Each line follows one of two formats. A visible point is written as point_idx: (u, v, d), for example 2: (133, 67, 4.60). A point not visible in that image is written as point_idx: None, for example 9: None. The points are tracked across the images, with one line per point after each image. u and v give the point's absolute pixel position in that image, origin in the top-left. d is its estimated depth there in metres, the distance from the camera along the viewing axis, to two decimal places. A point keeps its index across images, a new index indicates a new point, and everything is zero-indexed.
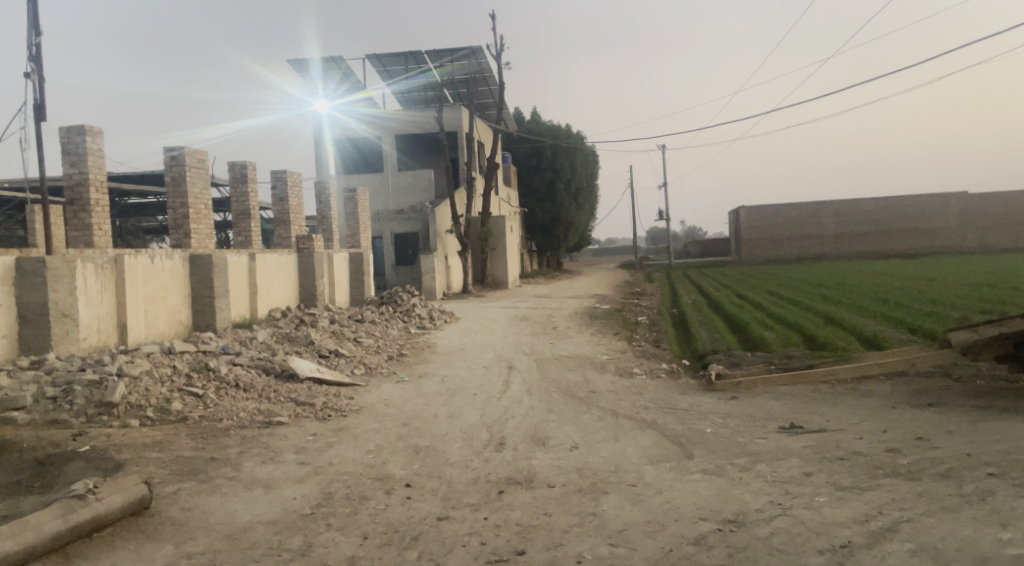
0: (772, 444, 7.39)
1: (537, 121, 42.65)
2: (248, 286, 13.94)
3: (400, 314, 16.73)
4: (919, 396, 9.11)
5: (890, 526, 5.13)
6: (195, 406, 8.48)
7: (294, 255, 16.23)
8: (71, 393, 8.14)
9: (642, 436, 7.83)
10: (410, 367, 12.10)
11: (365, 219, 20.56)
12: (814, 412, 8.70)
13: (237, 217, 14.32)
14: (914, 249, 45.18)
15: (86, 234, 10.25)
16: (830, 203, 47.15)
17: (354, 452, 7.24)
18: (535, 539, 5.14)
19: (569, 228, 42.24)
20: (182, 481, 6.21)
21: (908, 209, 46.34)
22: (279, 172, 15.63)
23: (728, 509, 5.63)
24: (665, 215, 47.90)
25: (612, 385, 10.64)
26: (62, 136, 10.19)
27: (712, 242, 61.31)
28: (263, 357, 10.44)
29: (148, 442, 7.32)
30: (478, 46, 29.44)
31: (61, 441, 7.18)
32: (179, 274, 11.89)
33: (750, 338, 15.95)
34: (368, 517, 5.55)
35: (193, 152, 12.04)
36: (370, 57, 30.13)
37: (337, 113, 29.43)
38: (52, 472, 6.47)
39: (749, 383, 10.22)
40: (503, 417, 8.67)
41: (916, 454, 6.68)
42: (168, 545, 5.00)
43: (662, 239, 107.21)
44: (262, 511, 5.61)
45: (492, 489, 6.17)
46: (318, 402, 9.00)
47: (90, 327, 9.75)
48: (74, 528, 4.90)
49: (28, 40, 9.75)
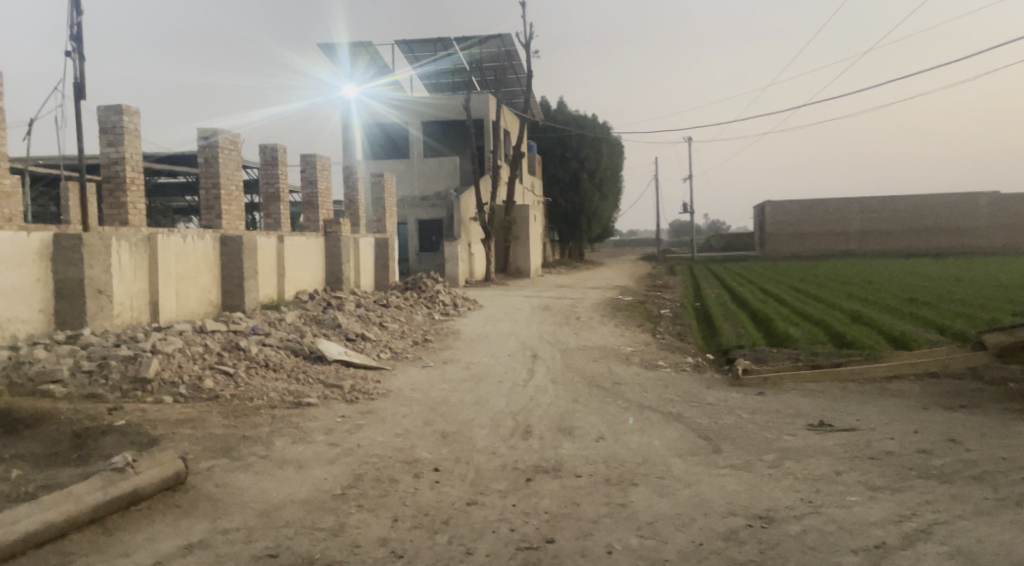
0: (801, 441, 7.37)
1: (563, 110, 42.50)
2: (276, 269, 14.07)
3: (424, 300, 16.77)
4: (949, 397, 9.04)
5: (924, 528, 5.11)
6: (226, 384, 8.61)
7: (321, 239, 16.32)
8: (106, 368, 8.29)
9: (668, 429, 7.83)
10: (435, 353, 12.15)
11: (391, 204, 20.60)
12: (842, 410, 8.66)
13: (266, 199, 14.44)
14: (943, 248, 44.54)
15: (121, 213, 10.41)
16: (858, 199, 46.62)
17: (382, 435, 7.32)
18: (564, 527, 5.17)
19: (592, 218, 42.17)
20: (216, 458, 6.32)
21: (938, 207, 45.70)
22: (308, 155, 15.71)
23: (758, 504, 5.63)
24: (689, 208, 47.65)
25: (636, 377, 10.65)
26: (101, 115, 10.32)
27: (736, 236, 60.89)
28: (291, 338, 10.54)
29: (182, 418, 7.44)
30: (508, 34, 29.32)
31: (97, 415, 7.33)
32: (210, 254, 12.03)
33: (774, 334, 15.85)
34: (397, 500, 5.60)
35: (225, 134, 12.16)
36: (399, 43, 30.18)
37: (364, 97, 29.45)
38: (89, 445, 6.61)
39: (776, 380, 10.20)
40: (529, 405, 8.73)
41: (949, 457, 6.62)
42: (204, 520, 5.09)
43: (685, 233, 106.44)
44: (294, 491, 5.69)
45: (520, 477, 6.21)
46: (346, 384, 9.09)
47: (123, 304, 9.92)
48: (113, 500, 4.99)
49: (70, 19, 9.88)
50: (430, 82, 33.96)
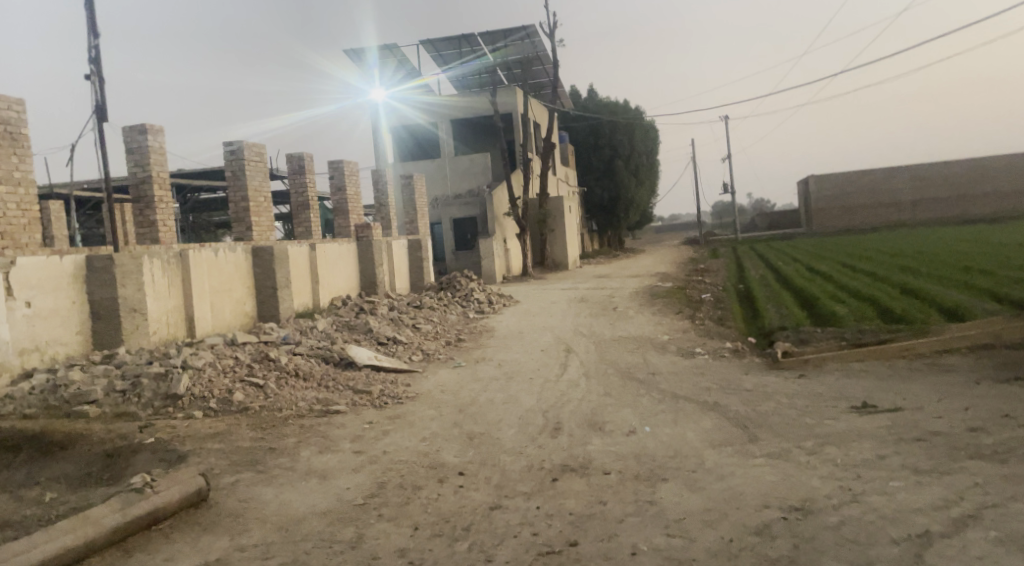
0: (843, 425, 7.05)
1: (594, 99, 41.98)
2: (310, 277, 14.14)
3: (458, 299, 16.69)
4: (1005, 370, 8.60)
5: (972, 513, 4.79)
6: (256, 396, 8.62)
7: (353, 244, 16.35)
8: (139, 386, 8.36)
9: (702, 419, 7.57)
10: (467, 353, 12.03)
11: (422, 206, 20.51)
12: (888, 390, 8.29)
13: (297, 208, 14.49)
14: (1000, 211, 42.79)
15: (152, 231, 10.52)
16: (906, 167, 45.13)
17: (409, 439, 7.23)
18: (589, 529, 4.99)
19: (629, 205, 41.66)
20: (241, 472, 6.29)
21: (993, 169, 43.91)
22: (335, 162, 15.73)
23: (794, 495, 5.37)
24: (729, 189, 46.76)
25: (672, 365, 10.39)
26: (126, 135, 10.42)
27: (781, 215, 59.58)
28: (323, 346, 10.52)
29: (211, 433, 7.46)
30: (532, 26, 29.11)
31: (128, 434, 7.38)
32: (242, 266, 12.09)
33: (820, 313, 15.40)
34: (419, 507, 5.49)
35: (250, 146, 12.21)
36: (424, 42, 30.17)
37: (392, 100, 29.39)
38: (120, 464, 6.65)
39: (817, 360, 9.90)
40: (560, 401, 8.55)
41: (1001, 434, 6.25)
42: (223, 537, 5.06)
43: (727, 215, 104.68)
44: (315, 503, 5.62)
45: (546, 477, 6.04)
46: (375, 390, 9.02)
47: (159, 321, 10.00)
48: (133, 521, 4.99)
49: (88, 44, 10.02)
50: (458, 81, 33.89)
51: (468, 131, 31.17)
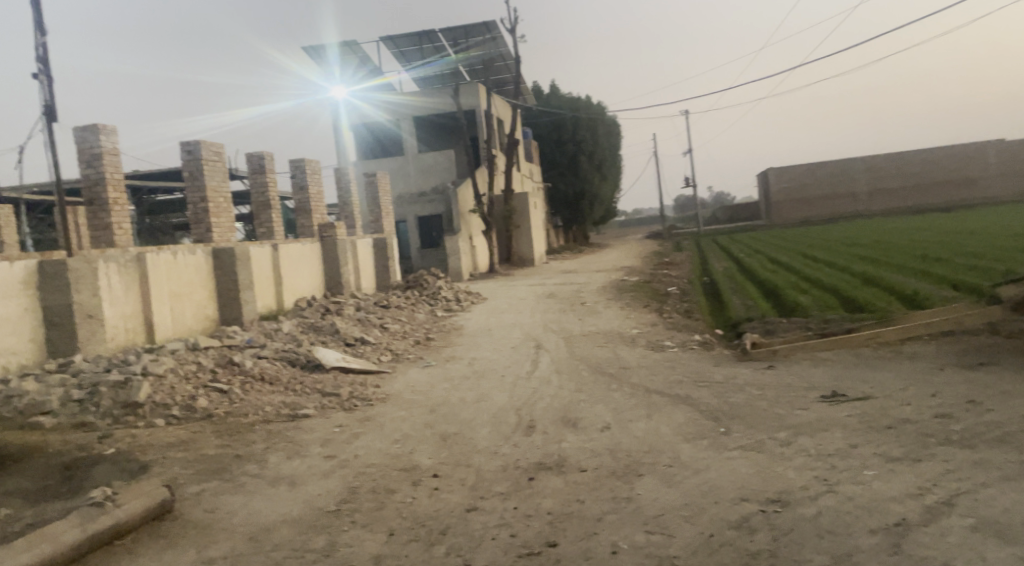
0: (814, 415, 7.09)
1: (556, 94, 42.00)
2: (273, 278, 13.85)
3: (426, 298, 16.53)
4: (967, 355, 8.76)
5: (946, 500, 4.82)
6: (220, 402, 8.38)
7: (317, 244, 16.08)
8: (97, 395, 8.08)
9: (676, 413, 7.56)
10: (436, 351, 11.91)
11: (387, 203, 20.27)
12: (855, 378, 8.39)
13: (258, 208, 14.20)
14: (952, 200, 43.89)
15: (107, 234, 10.17)
16: (862, 158, 46.03)
17: (380, 442, 7.09)
18: (567, 529, 4.91)
19: (594, 200, 41.84)
20: (206, 481, 6.09)
21: (945, 159, 45.03)
22: (296, 160, 15.44)
23: (771, 487, 5.36)
24: (691, 183, 47.18)
25: (642, 359, 10.39)
26: (77, 136, 10.07)
27: (741, 207, 60.33)
28: (288, 348, 10.30)
29: (174, 441, 7.23)
30: (493, 21, 28.99)
31: (86, 445, 7.11)
32: (203, 269, 11.79)
33: (785, 303, 15.57)
34: (393, 512, 5.36)
35: (208, 145, 11.91)
36: (385, 39, 29.86)
37: (352, 98, 29.00)
38: (78, 476, 6.39)
39: (785, 350, 10.00)
40: (533, 398, 8.50)
41: (969, 420, 6.33)
42: (190, 550, 4.88)
43: (690, 208, 105.71)
44: (285, 510, 5.46)
45: (522, 476, 5.96)
46: (343, 392, 8.85)
47: (117, 327, 9.68)
48: (93, 536, 4.79)
49: (34, 41, 9.65)
50: (419, 78, 33.62)
51: (431, 128, 30.95)
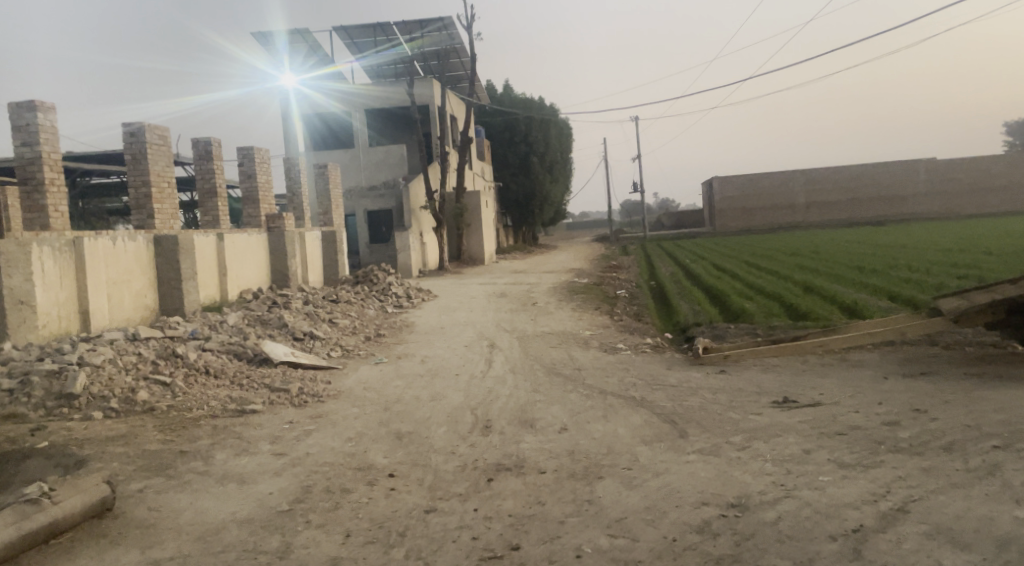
0: (766, 420, 7.18)
1: (509, 93, 41.91)
2: (216, 267, 13.40)
3: (376, 293, 16.26)
4: (909, 365, 9.01)
5: (901, 506, 4.91)
6: (163, 395, 8.04)
7: (264, 235, 15.65)
8: (28, 385, 7.65)
9: (632, 415, 7.55)
10: (388, 348, 11.69)
11: (337, 196, 19.87)
12: (805, 384, 8.54)
13: (203, 195, 13.72)
14: (885, 216, 45.44)
15: (42, 217, 9.67)
16: (801, 171, 47.34)
17: (332, 440, 6.89)
18: (529, 531, 4.83)
19: (543, 202, 41.96)
20: (149, 478, 5.81)
21: (879, 175, 46.61)
22: (244, 147, 14.99)
23: (730, 492, 5.38)
24: (639, 189, 47.75)
25: (596, 361, 10.39)
26: (11, 111, 9.53)
27: (686, 214, 61.16)
28: (234, 341, 9.95)
29: (114, 435, 6.90)
30: (449, 19, 28.85)
31: (17, 437, 6.72)
32: (143, 256, 11.33)
33: (731, 309, 15.79)
34: (349, 512, 5.19)
35: (153, 128, 11.45)
36: (338, 29, 29.35)
37: (302, 87, 28.46)
38: (8, 470, 6.00)
39: (737, 355, 10.09)
40: (488, 398, 8.37)
41: (915, 428, 6.49)
42: (133, 550, 4.63)
43: (635, 214, 106.78)
44: (235, 510, 5.24)
45: (481, 477, 5.85)
46: (293, 388, 8.58)
47: (50, 314, 9.18)
48: (27, 536, 4.50)
49: None
50: (372, 70, 33.19)
51: (384, 122, 30.57)
